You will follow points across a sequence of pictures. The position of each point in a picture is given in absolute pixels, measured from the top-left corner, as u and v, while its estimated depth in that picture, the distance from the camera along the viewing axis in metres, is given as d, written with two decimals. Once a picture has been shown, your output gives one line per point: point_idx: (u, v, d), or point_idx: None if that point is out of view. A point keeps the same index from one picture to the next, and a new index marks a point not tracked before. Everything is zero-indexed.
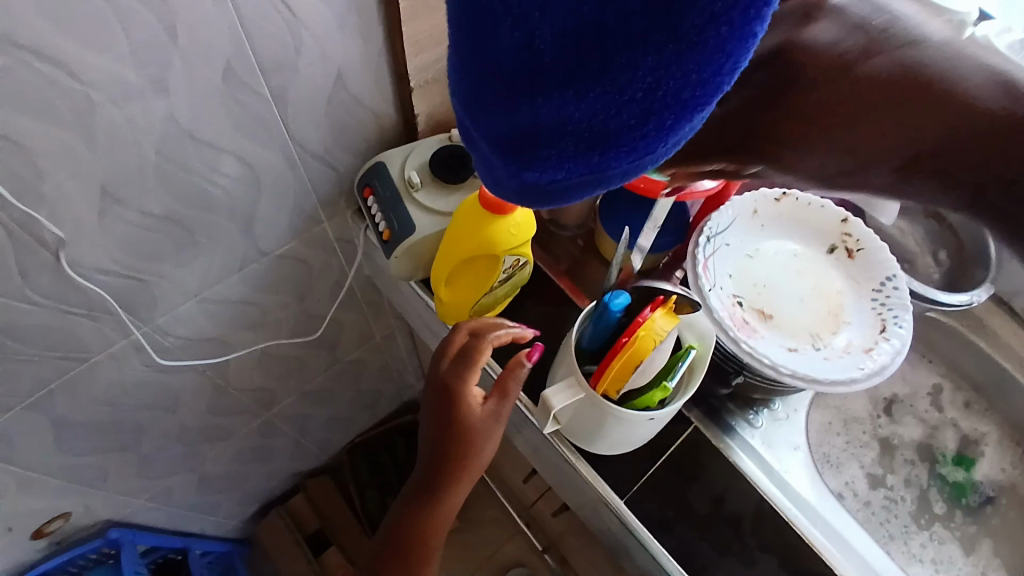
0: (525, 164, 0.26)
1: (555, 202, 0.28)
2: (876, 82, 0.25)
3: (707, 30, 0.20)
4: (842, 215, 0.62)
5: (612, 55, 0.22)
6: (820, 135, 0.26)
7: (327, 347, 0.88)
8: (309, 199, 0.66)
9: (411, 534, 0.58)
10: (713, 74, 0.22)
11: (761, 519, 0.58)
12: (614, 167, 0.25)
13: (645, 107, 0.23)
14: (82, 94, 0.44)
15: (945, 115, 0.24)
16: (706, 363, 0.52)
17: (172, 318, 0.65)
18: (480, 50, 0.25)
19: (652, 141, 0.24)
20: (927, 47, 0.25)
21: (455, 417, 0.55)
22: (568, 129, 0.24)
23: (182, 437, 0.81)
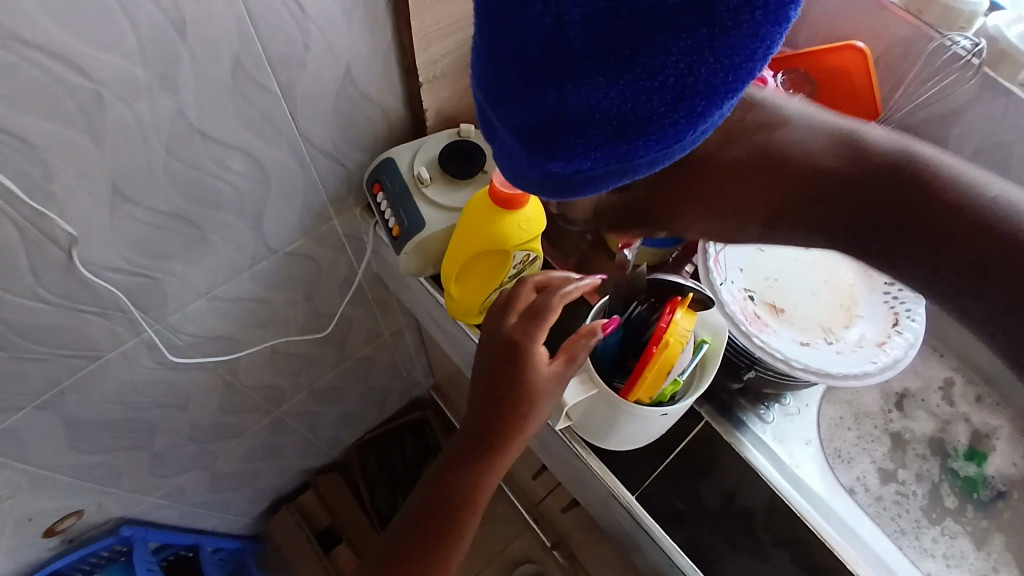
0: (551, 153, 0.26)
1: (578, 193, 0.28)
2: (722, 175, 0.43)
3: (741, 14, 0.21)
4: None
5: (646, 39, 0.22)
6: (690, 210, 0.45)
7: (336, 344, 0.88)
8: (318, 196, 0.66)
9: (446, 506, 0.51)
10: (744, 59, 0.22)
11: (773, 514, 0.58)
12: (641, 156, 0.25)
13: (675, 93, 0.23)
14: (91, 91, 0.44)
15: (764, 195, 0.42)
16: (720, 358, 0.52)
17: (182, 316, 0.65)
18: (506, 36, 0.24)
19: (680, 128, 0.24)
20: (758, 148, 0.42)
21: (518, 374, 0.50)
22: (596, 117, 0.24)
23: (193, 435, 0.81)
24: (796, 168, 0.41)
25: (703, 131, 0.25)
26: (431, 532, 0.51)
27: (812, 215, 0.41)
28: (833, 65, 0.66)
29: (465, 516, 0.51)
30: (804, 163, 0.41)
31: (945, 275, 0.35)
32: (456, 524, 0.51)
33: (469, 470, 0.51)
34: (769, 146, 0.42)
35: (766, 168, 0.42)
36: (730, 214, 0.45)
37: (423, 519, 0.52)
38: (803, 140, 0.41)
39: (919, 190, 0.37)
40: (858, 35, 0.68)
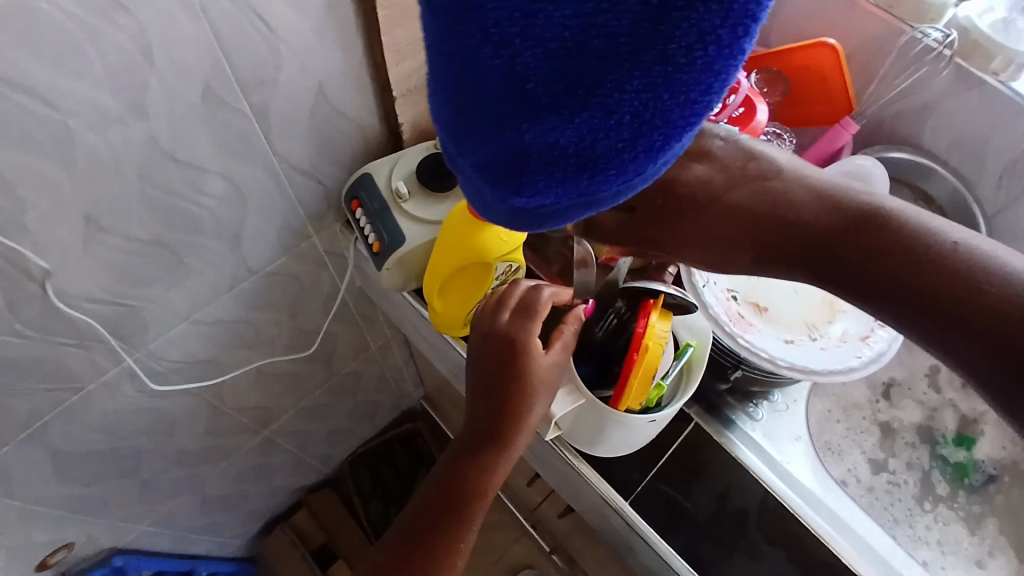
0: (513, 190, 0.25)
1: (543, 226, 0.27)
2: (725, 212, 0.43)
3: (695, 50, 0.21)
4: None
5: (602, 78, 0.22)
6: (685, 244, 0.45)
7: (323, 361, 0.87)
8: (297, 215, 0.66)
9: (446, 511, 0.50)
10: (700, 94, 0.22)
11: (766, 512, 0.58)
12: (603, 191, 0.25)
13: (634, 130, 0.23)
14: (59, 122, 0.44)
15: (758, 236, 0.42)
16: (705, 360, 0.52)
17: (163, 342, 0.64)
18: (465, 79, 0.24)
19: (641, 163, 0.24)
20: (758, 191, 0.42)
21: (517, 369, 0.48)
22: (555, 154, 0.24)
23: (182, 460, 0.80)
24: (784, 219, 0.42)
25: (666, 162, 0.25)
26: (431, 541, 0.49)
27: (795, 257, 0.42)
28: (806, 61, 0.67)
29: (466, 520, 0.50)
30: (788, 219, 0.42)
31: (936, 318, 0.36)
32: (458, 530, 0.49)
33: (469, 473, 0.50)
34: (760, 196, 0.42)
35: (749, 219, 0.42)
36: (723, 248, 0.44)
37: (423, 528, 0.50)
38: (790, 193, 0.42)
39: (908, 249, 0.38)
40: (829, 33, 0.69)
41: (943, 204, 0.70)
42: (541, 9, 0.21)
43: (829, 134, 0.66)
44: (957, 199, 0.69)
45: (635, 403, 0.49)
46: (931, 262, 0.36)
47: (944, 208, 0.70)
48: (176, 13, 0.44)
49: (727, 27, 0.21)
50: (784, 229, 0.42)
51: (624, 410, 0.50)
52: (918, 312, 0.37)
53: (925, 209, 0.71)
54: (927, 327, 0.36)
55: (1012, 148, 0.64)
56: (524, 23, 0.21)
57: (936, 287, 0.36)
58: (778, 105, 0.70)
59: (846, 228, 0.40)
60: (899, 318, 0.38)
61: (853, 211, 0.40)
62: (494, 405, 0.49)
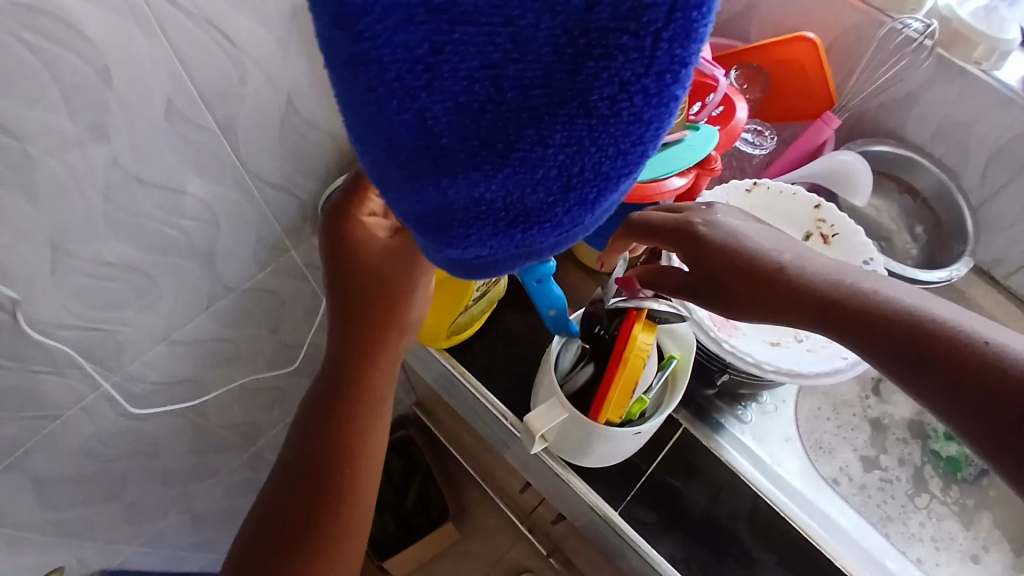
0: (448, 242, 0.27)
1: (482, 271, 0.30)
2: (740, 246, 0.44)
3: (618, 101, 0.22)
4: (815, 201, 0.61)
5: (522, 132, 0.23)
6: (696, 264, 0.45)
7: (309, 373, 0.86)
8: (272, 229, 0.65)
9: (325, 459, 0.47)
10: (631, 144, 0.24)
11: (757, 516, 0.57)
12: (540, 241, 0.27)
13: (561, 181, 0.25)
14: (17, 149, 0.42)
15: (769, 280, 0.43)
16: (689, 368, 0.51)
17: (140, 363, 0.63)
18: (372, 130, 0.23)
19: (572, 212, 0.26)
20: (773, 249, 0.44)
21: (350, 252, 0.45)
22: (483, 209, 0.25)
23: (168, 478, 0.79)
24: (793, 277, 0.42)
25: (598, 211, 0.27)
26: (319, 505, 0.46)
27: (800, 310, 0.42)
28: (785, 55, 0.65)
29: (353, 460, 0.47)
30: (796, 279, 0.42)
31: (946, 381, 0.36)
32: (349, 478, 0.47)
33: (346, 406, 0.48)
34: (772, 253, 0.44)
35: (762, 274, 0.43)
36: (729, 277, 0.44)
37: (300, 496, 0.46)
38: (798, 262, 0.43)
39: (914, 319, 0.38)
40: (808, 25, 0.67)
41: (928, 196, 0.70)
42: (445, 58, 0.21)
43: (811, 130, 0.65)
44: (942, 191, 0.69)
45: (616, 415, 0.48)
46: (940, 330, 0.37)
47: (930, 200, 0.70)
48: (130, 30, 0.43)
49: (651, 76, 0.22)
50: (793, 292, 0.42)
51: (606, 422, 0.48)
52: (927, 372, 0.37)
53: (910, 202, 0.71)
54: (938, 386, 0.36)
55: (995, 139, 0.63)
56: (428, 76, 0.21)
57: (945, 351, 0.36)
58: (760, 101, 0.69)
59: (852, 295, 0.41)
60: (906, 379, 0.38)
61: (859, 287, 0.41)
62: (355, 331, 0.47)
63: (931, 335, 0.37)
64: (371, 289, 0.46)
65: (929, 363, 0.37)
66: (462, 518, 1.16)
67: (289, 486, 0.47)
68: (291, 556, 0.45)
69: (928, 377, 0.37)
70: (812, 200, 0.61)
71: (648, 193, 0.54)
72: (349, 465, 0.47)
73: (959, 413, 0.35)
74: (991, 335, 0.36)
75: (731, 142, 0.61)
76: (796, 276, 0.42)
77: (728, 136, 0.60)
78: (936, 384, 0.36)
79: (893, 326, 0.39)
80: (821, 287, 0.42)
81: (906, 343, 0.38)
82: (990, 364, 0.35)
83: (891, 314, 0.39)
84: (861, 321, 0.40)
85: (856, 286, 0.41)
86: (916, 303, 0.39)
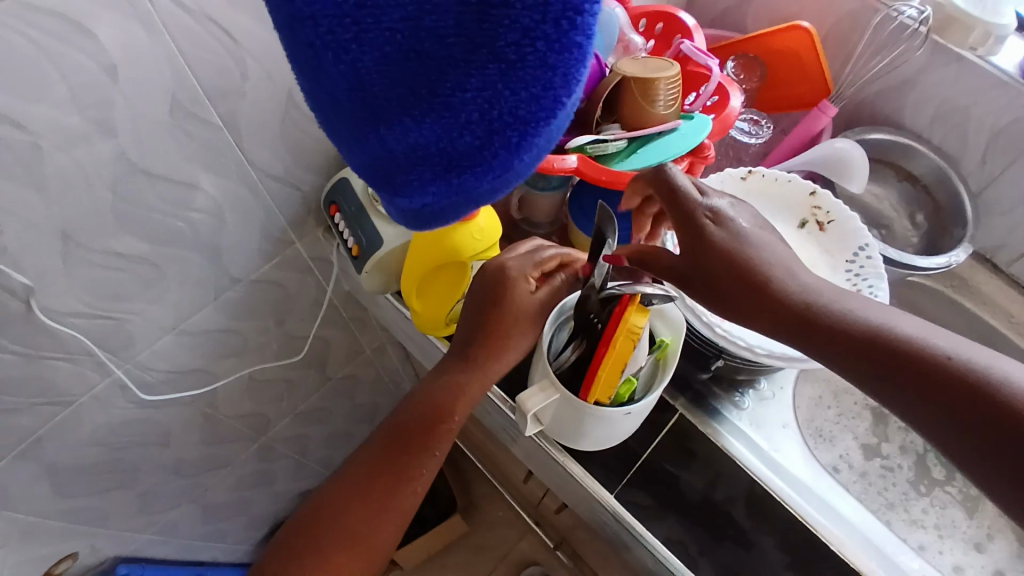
0: (395, 190, 0.29)
1: (435, 221, 0.31)
2: (736, 247, 0.45)
3: (523, 47, 0.24)
4: (810, 187, 0.61)
5: (442, 78, 0.25)
6: (693, 253, 0.46)
7: (316, 365, 0.88)
8: (276, 222, 0.66)
9: (417, 435, 0.52)
10: (544, 89, 0.25)
11: (754, 501, 0.57)
12: (477, 186, 0.28)
13: (484, 127, 0.26)
14: (27, 144, 0.44)
15: (758, 286, 0.44)
16: (679, 351, 0.50)
17: (150, 353, 0.65)
18: (315, 84, 0.25)
19: (501, 157, 0.27)
20: (766, 256, 0.45)
21: (501, 295, 0.51)
22: (420, 154, 0.27)
23: (179, 468, 0.81)
24: (779, 292, 0.44)
25: (529, 156, 0.28)
26: (383, 480, 0.51)
27: (785, 320, 0.43)
28: (779, 46, 0.66)
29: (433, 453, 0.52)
30: (783, 293, 0.44)
31: (927, 405, 0.37)
32: (421, 461, 0.52)
33: (440, 404, 0.52)
34: (764, 264, 0.45)
35: (752, 280, 0.44)
36: (722, 275, 0.45)
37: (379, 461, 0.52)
38: (787, 276, 0.45)
39: (898, 342, 0.39)
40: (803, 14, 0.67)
41: (927, 182, 0.70)
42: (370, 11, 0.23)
43: (808, 118, 0.66)
44: (941, 177, 0.68)
45: (606, 395, 0.48)
46: (924, 355, 0.38)
47: (930, 186, 0.70)
48: (132, 28, 0.44)
49: (548, 22, 0.23)
50: (779, 302, 0.43)
51: (597, 403, 0.49)
52: (907, 395, 0.38)
53: (909, 188, 0.71)
54: (920, 411, 0.37)
55: (994, 121, 0.63)
56: (355, 28, 0.23)
57: (927, 375, 0.37)
58: (758, 91, 0.70)
59: (838, 313, 0.42)
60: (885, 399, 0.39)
61: (845, 308, 0.42)
62: (480, 335, 0.52)
63: (912, 356, 0.38)
64: (501, 314, 0.51)
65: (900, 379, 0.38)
66: (470, 511, 1.17)
67: (369, 455, 0.53)
68: (341, 519, 0.50)
69: (905, 395, 0.38)
70: (808, 186, 0.61)
71: None
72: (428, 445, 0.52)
73: (930, 427, 0.37)
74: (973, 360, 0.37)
75: (726, 130, 0.62)
76: (778, 286, 0.44)
77: (722, 124, 0.61)
78: (919, 404, 0.37)
79: (878, 346, 0.39)
80: (804, 305, 0.43)
81: (890, 365, 0.39)
82: (959, 378, 0.36)
83: (871, 333, 0.40)
84: (835, 336, 0.41)
85: (839, 306, 0.43)
86: (886, 322, 0.41)
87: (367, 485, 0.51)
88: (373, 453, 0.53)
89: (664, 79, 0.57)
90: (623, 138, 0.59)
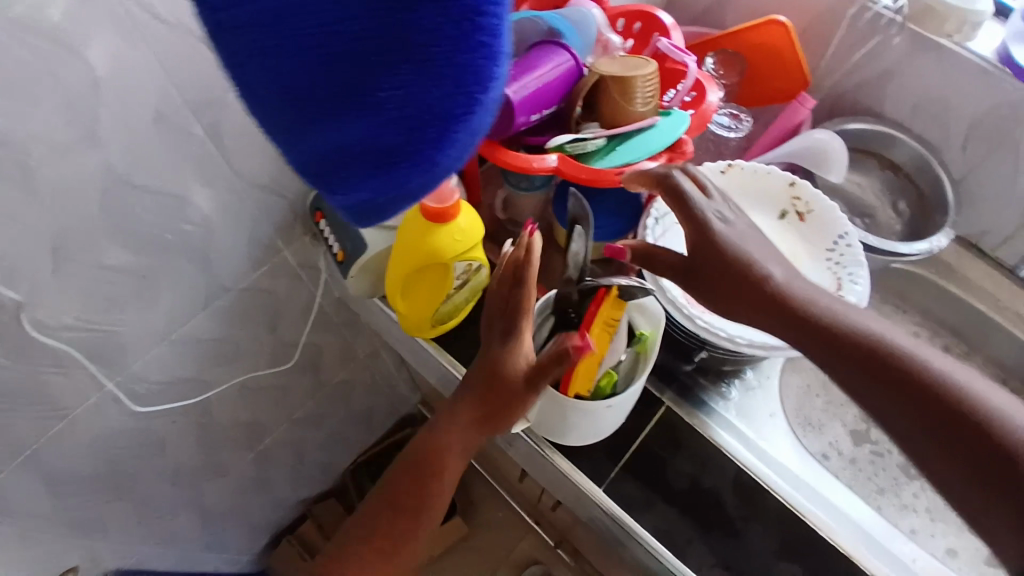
0: (333, 187, 0.30)
1: (377, 216, 0.32)
2: (732, 247, 0.47)
3: (433, 48, 0.25)
4: (789, 179, 0.61)
5: (359, 83, 0.25)
6: (690, 251, 0.48)
7: (309, 372, 0.88)
8: (264, 230, 0.67)
9: (422, 489, 0.52)
10: (456, 86, 0.26)
11: (741, 490, 0.57)
12: (408, 180, 0.29)
13: (403, 126, 0.27)
14: (13, 158, 0.45)
15: (751, 285, 0.45)
16: (659, 342, 0.50)
17: (143, 363, 0.66)
18: (246, 92, 0.26)
19: (426, 151, 0.28)
20: (758, 257, 0.47)
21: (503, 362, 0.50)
22: (348, 152, 0.28)
23: (176, 477, 0.82)
24: (772, 292, 0.45)
25: (454, 150, 0.29)
26: (390, 535, 0.52)
27: (779, 319, 0.44)
28: (758, 40, 0.66)
29: (438, 504, 0.53)
30: (776, 294, 0.45)
31: (910, 410, 0.38)
32: (425, 514, 0.52)
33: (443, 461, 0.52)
34: (757, 264, 0.46)
35: (746, 277, 0.46)
36: (718, 273, 0.46)
37: (384, 515, 0.52)
38: (779, 279, 0.46)
39: (886, 350, 0.41)
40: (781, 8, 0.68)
41: (908, 170, 0.70)
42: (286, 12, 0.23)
43: (788, 110, 0.66)
44: (922, 164, 0.69)
45: (585, 388, 0.50)
46: (912, 365, 0.39)
47: (911, 174, 0.70)
48: (115, 41, 0.45)
49: (452, 25, 0.24)
50: (771, 302, 0.45)
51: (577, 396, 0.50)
52: (892, 400, 0.39)
53: (892, 177, 0.71)
54: (903, 419, 0.39)
55: (973, 108, 0.64)
56: (275, 38, 0.24)
57: (914, 383, 0.39)
58: (736, 86, 0.71)
59: (830, 317, 0.43)
60: (871, 404, 0.40)
61: (837, 313, 0.44)
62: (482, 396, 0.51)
63: (899, 364, 0.40)
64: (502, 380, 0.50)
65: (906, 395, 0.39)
66: (470, 513, 1.17)
67: (373, 503, 0.53)
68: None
69: (890, 400, 0.39)
70: (787, 177, 0.61)
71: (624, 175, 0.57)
72: (432, 499, 0.52)
73: (924, 451, 0.38)
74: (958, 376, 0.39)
75: (704, 125, 0.62)
76: (785, 296, 0.45)
77: (700, 118, 0.61)
78: (903, 411, 0.39)
79: (867, 352, 0.41)
80: (797, 305, 0.44)
81: (876, 370, 0.40)
82: (941, 389, 0.38)
83: (860, 339, 0.42)
84: (825, 340, 0.43)
85: (831, 311, 0.44)
86: (876, 330, 0.42)
87: (376, 541, 0.52)
88: (378, 503, 0.53)
89: (641, 77, 0.57)
90: (601, 136, 0.59)
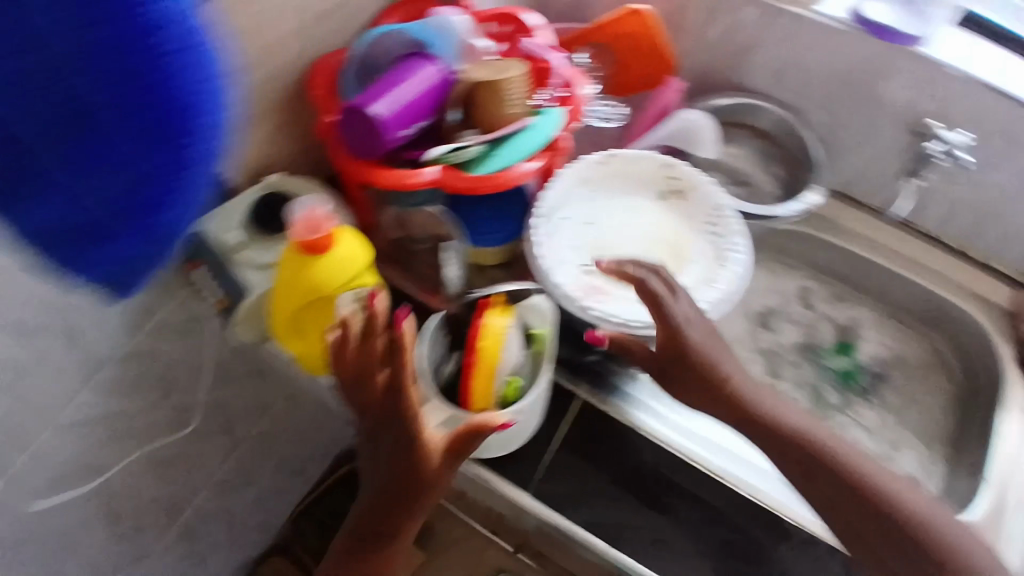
0: (82, 257, 0.27)
1: (145, 272, 0.29)
2: (699, 353, 0.51)
3: (96, 42, 0.22)
4: (660, 160, 0.62)
5: (40, 115, 0.23)
6: (664, 355, 0.52)
7: (222, 431, 0.83)
8: (138, 293, 0.61)
9: None
10: (153, 84, 0.23)
11: (662, 468, 0.59)
12: (155, 214, 0.27)
13: (117, 149, 0.24)
14: None
15: (714, 387, 0.51)
16: (554, 341, 0.50)
17: (24, 460, 0.60)
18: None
19: (160, 173, 0.25)
20: (720, 358, 0.52)
21: (409, 462, 0.46)
22: (75, 208, 0.25)
23: (91, 570, 0.75)
24: (730, 394, 0.51)
25: (195, 167, 0.26)
26: None
27: (738, 417, 0.51)
28: (623, 30, 0.66)
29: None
30: (730, 394, 0.51)
31: (840, 510, 0.47)
32: None
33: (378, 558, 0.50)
34: (717, 366, 0.51)
35: (709, 378, 0.51)
36: (684, 374, 0.52)
37: None
38: (735, 381, 0.52)
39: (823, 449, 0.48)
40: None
41: (774, 133, 0.73)
42: None
43: (658, 95, 0.69)
44: (787, 128, 0.72)
45: (487, 400, 0.48)
46: (839, 465, 0.48)
47: (776, 137, 0.73)
48: None
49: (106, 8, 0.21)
50: (729, 402, 0.51)
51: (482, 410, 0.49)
52: (824, 499, 0.48)
53: (762, 143, 0.74)
54: (834, 512, 0.47)
55: (828, 67, 0.66)
56: None
57: (849, 481, 0.47)
58: (609, 77, 0.70)
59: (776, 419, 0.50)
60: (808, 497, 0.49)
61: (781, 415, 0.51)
62: (396, 495, 0.48)
63: (833, 464, 0.48)
64: (415, 476, 0.47)
65: (840, 485, 0.47)
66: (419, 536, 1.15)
67: None
68: None
69: (825, 501, 0.48)
70: (658, 158, 0.63)
71: (507, 179, 0.55)
72: None
73: (846, 536, 0.47)
74: (877, 477, 0.47)
75: (579, 118, 0.62)
76: (738, 398, 0.51)
77: (574, 112, 0.60)
78: (835, 507, 0.47)
79: (807, 453, 0.48)
80: (749, 406, 0.51)
81: (816, 473, 0.48)
82: (865, 486, 0.47)
83: (799, 439, 0.49)
84: (772, 438, 0.50)
85: (774, 412, 0.51)
86: (809, 431, 0.50)
87: None
88: None
89: (508, 80, 0.57)
90: (481, 142, 0.56)
